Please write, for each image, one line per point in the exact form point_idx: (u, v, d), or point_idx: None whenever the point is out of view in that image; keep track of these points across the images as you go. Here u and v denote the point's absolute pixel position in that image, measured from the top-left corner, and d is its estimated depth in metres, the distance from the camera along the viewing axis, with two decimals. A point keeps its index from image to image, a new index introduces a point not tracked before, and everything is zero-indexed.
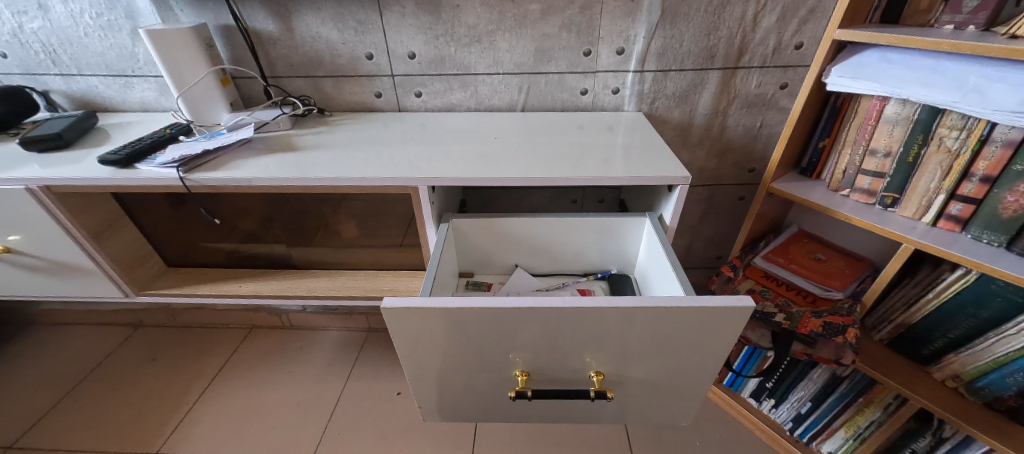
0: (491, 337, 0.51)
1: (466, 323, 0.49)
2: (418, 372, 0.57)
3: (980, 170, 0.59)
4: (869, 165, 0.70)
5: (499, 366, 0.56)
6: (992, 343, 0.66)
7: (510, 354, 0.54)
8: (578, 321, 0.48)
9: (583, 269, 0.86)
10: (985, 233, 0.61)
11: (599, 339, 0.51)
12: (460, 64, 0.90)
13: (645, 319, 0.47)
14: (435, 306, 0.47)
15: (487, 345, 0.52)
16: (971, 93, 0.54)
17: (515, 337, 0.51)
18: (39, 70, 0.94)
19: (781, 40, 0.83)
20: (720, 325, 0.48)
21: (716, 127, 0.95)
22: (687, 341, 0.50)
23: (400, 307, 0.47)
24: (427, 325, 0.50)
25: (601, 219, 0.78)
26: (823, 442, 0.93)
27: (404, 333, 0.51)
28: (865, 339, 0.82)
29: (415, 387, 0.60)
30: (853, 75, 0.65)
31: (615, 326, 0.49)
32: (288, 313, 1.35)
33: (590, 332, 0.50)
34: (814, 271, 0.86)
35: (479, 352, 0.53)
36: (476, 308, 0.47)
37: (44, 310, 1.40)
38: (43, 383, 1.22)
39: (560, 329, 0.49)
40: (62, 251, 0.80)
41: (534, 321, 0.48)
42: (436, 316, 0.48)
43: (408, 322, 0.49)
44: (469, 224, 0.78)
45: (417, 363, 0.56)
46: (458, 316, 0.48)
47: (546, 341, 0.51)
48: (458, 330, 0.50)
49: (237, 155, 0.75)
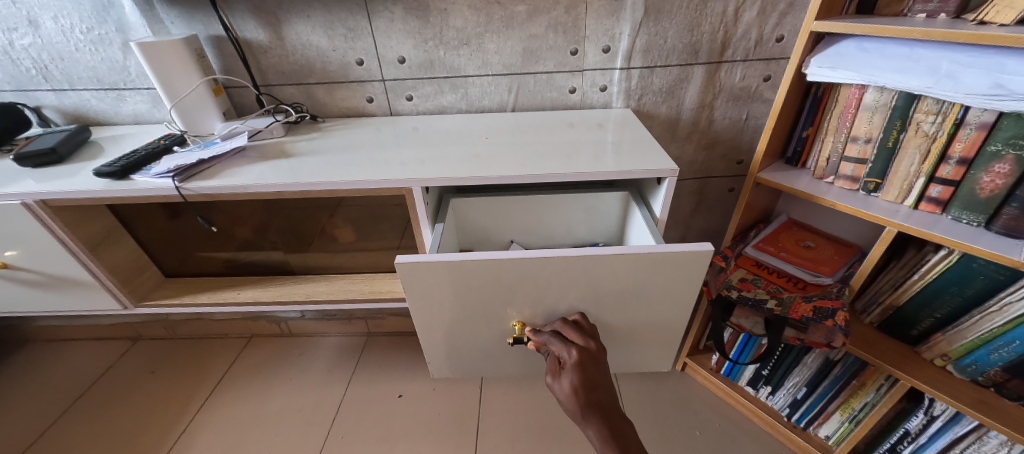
0: (494, 290, 0.56)
1: (469, 276, 0.54)
2: (427, 334, 0.63)
3: (957, 152, 0.61)
4: (851, 152, 0.72)
5: (499, 320, 0.60)
6: (977, 320, 0.67)
7: (507, 307, 0.58)
8: (574, 269, 0.53)
9: (572, 243, 0.92)
10: (965, 214, 0.63)
11: (588, 287, 0.56)
12: (450, 67, 0.91)
13: (625, 267, 0.53)
14: (442, 261, 0.52)
15: (489, 299, 0.57)
16: (944, 78, 0.56)
17: (515, 290, 0.56)
18: (30, 86, 0.95)
19: (762, 34, 0.85)
20: (691, 270, 0.54)
21: (703, 121, 0.96)
22: (661, 290, 0.57)
23: (410, 262, 0.52)
24: (436, 281, 0.54)
25: (587, 196, 0.85)
26: (820, 426, 0.95)
27: (415, 290, 0.56)
28: (855, 322, 0.84)
29: (426, 345, 0.66)
30: (832, 64, 0.67)
31: (605, 270, 0.53)
32: (287, 320, 1.36)
33: (579, 283, 0.55)
34: (804, 258, 0.88)
35: (482, 306, 0.58)
36: (480, 260, 0.52)
37: (39, 327, 1.39)
38: (42, 399, 1.22)
39: (556, 277, 0.54)
40: (60, 265, 0.81)
41: (532, 272, 0.53)
42: (444, 270, 0.53)
43: (419, 278, 0.54)
44: (469, 203, 0.84)
45: (426, 325, 0.61)
46: (463, 271, 0.53)
47: (541, 293, 0.57)
48: (465, 285, 0.55)
49: (232, 163, 0.76)
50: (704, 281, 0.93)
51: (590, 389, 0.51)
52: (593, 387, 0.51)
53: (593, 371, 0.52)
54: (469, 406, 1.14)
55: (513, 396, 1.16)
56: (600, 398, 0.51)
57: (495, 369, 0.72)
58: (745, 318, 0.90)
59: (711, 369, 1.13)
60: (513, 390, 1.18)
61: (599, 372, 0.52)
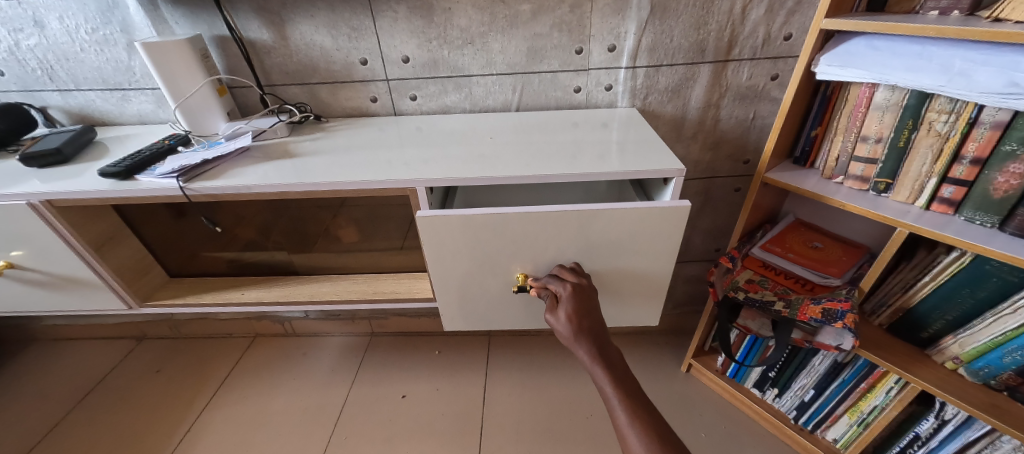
0: (501, 243, 0.68)
1: (479, 228, 0.66)
2: (444, 281, 0.75)
3: (970, 152, 0.60)
4: (861, 152, 0.71)
5: (506, 271, 0.73)
6: (989, 323, 0.66)
7: (513, 260, 0.71)
8: (570, 222, 0.65)
9: None
10: (978, 215, 0.62)
11: (579, 240, 0.68)
12: (454, 67, 0.90)
13: (609, 221, 0.65)
14: (456, 215, 0.64)
15: (498, 252, 0.69)
16: (957, 77, 0.55)
17: (519, 241, 0.68)
18: (36, 86, 0.95)
19: (770, 32, 0.84)
20: (665, 224, 0.65)
21: (709, 120, 0.95)
22: (642, 242, 0.68)
23: (430, 216, 0.64)
24: (451, 233, 0.67)
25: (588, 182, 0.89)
26: (828, 429, 0.94)
27: (433, 242, 0.68)
28: (865, 324, 0.83)
29: (441, 292, 0.77)
30: (842, 63, 0.66)
31: (595, 224, 0.65)
32: (291, 320, 1.36)
33: (572, 236, 0.67)
34: (811, 259, 0.87)
35: (493, 257, 0.70)
36: (489, 214, 0.64)
37: (46, 326, 1.40)
38: (49, 397, 1.23)
39: (551, 230, 0.66)
40: (66, 265, 0.81)
41: (534, 225, 0.65)
42: (458, 224, 0.65)
43: (437, 230, 0.66)
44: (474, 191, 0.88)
45: (443, 271, 0.73)
46: (474, 224, 0.65)
47: (539, 246, 0.69)
48: (476, 236, 0.67)
49: (238, 163, 0.76)
50: (709, 282, 0.91)
51: (583, 314, 0.61)
52: (586, 313, 0.61)
53: (585, 300, 0.63)
54: (473, 406, 1.14)
55: (518, 396, 1.16)
56: (591, 323, 0.60)
57: (501, 321, 0.83)
58: (751, 321, 0.91)
59: (716, 371, 1.12)
60: (517, 390, 1.18)
61: (590, 304, 0.63)
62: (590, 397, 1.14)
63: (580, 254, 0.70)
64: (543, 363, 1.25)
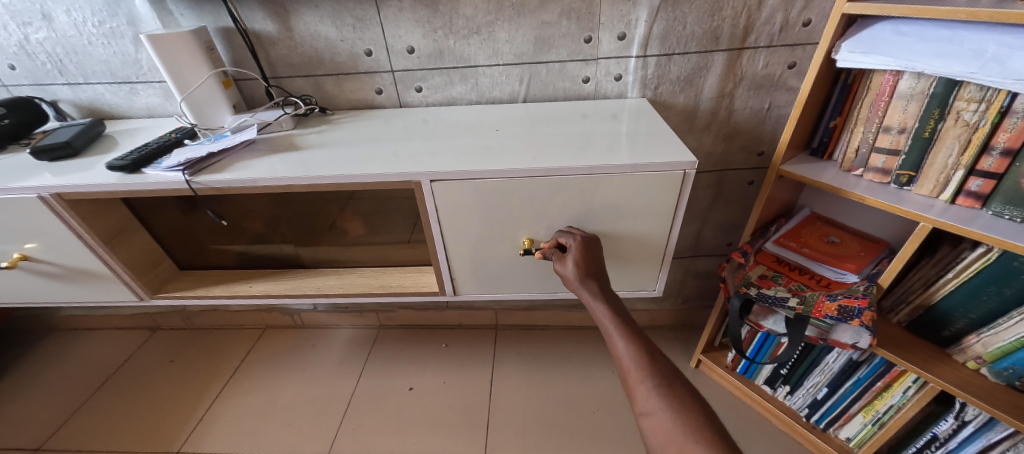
0: (511, 210, 0.69)
1: (489, 194, 0.67)
2: (456, 252, 0.76)
3: (1001, 142, 0.57)
4: (883, 143, 0.68)
5: (513, 237, 0.73)
6: (1015, 323, 0.63)
7: (520, 225, 0.72)
8: (573, 190, 0.66)
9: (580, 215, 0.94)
10: (1007, 209, 0.59)
11: (581, 204, 0.68)
12: (460, 57, 0.89)
13: (612, 185, 0.65)
14: (469, 181, 0.66)
15: (506, 218, 0.71)
16: (989, 63, 0.52)
17: (525, 209, 0.69)
18: (47, 80, 0.96)
19: (788, 18, 0.81)
20: (664, 185, 0.65)
21: (723, 111, 0.92)
22: (645, 207, 0.68)
23: (445, 181, 0.66)
24: (463, 200, 0.68)
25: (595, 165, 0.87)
26: (841, 428, 0.92)
27: (446, 209, 0.70)
28: (882, 322, 0.81)
29: (452, 259, 0.78)
30: (866, 49, 0.63)
31: (599, 191, 0.66)
32: (300, 313, 1.37)
33: (575, 202, 0.68)
34: (827, 254, 0.84)
35: (503, 224, 0.72)
36: (499, 180, 0.65)
37: (64, 316, 1.43)
38: (68, 385, 1.26)
39: (554, 194, 0.67)
40: (79, 258, 0.82)
41: (538, 189, 0.66)
42: (471, 190, 0.67)
43: (449, 196, 0.68)
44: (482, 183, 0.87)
45: (455, 240, 0.74)
46: (484, 189, 0.66)
47: (542, 209, 0.69)
48: (486, 203, 0.68)
49: (243, 156, 0.75)
50: (722, 277, 0.93)
51: (589, 262, 0.64)
52: (592, 262, 0.64)
53: (591, 250, 0.65)
54: (479, 400, 1.13)
55: (524, 391, 1.15)
56: (596, 269, 0.64)
57: (511, 287, 0.83)
58: (764, 317, 0.89)
59: (727, 367, 1.10)
60: (524, 384, 1.17)
61: (597, 254, 0.66)
62: (597, 391, 1.14)
63: (583, 220, 0.70)
64: (549, 358, 1.25)
